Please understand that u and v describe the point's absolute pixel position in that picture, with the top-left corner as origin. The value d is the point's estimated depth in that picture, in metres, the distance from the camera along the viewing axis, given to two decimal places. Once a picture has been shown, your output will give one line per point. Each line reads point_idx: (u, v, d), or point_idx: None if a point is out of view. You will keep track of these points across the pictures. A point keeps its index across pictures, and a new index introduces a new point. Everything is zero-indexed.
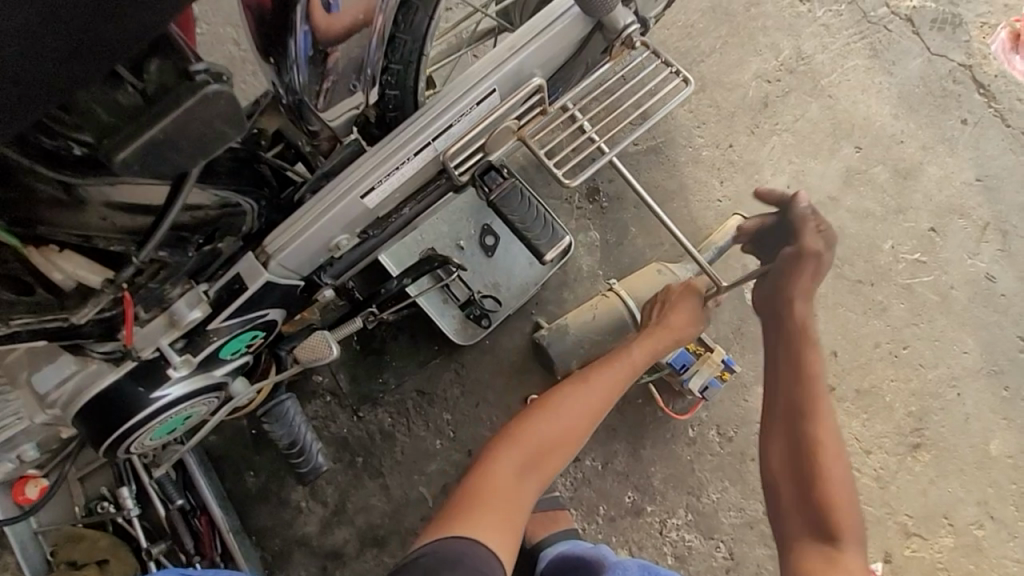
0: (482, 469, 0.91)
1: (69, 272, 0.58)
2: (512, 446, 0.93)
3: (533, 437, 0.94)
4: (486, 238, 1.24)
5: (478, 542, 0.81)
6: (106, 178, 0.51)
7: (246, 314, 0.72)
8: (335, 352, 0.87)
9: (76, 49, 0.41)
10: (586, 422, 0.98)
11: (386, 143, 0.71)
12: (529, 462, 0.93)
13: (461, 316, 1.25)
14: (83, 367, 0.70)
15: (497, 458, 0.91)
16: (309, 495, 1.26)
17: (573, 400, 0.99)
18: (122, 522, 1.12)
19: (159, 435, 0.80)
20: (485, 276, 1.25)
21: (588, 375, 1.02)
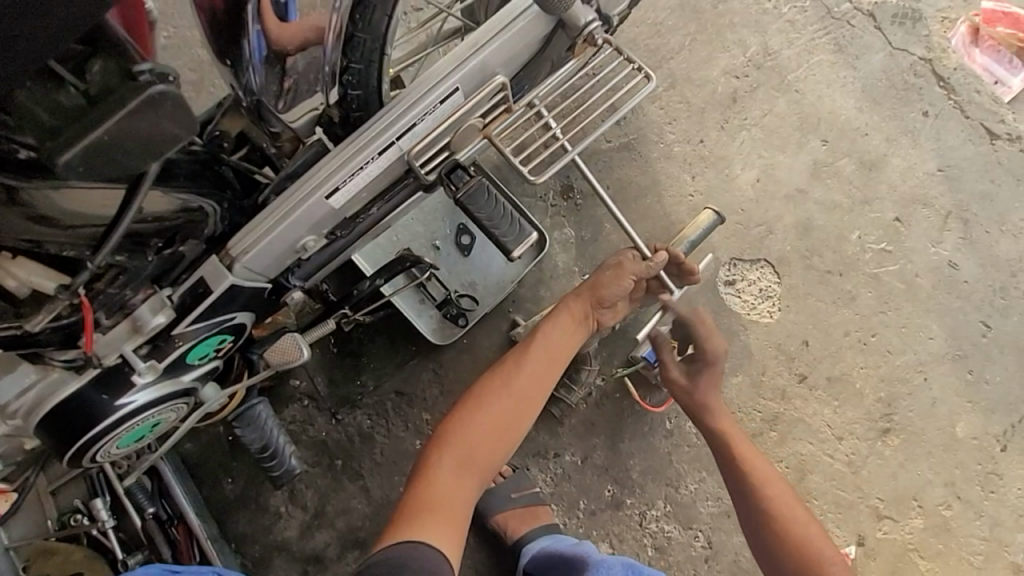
0: (423, 479, 0.92)
1: (23, 279, 0.58)
2: (450, 446, 0.94)
3: (469, 439, 0.94)
4: (461, 237, 1.24)
5: (433, 549, 0.84)
6: (51, 181, 0.48)
7: (212, 318, 0.72)
8: (307, 355, 0.86)
9: (5, 44, 0.38)
10: (521, 410, 0.98)
11: (349, 143, 0.71)
12: (466, 464, 0.94)
13: (438, 316, 1.25)
14: (44, 376, 0.69)
15: (436, 465, 0.92)
16: (289, 500, 1.25)
17: (500, 394, 0.98)
18: (96, 535, 1.11)
19: (126, 444, 0.79)
20: (460, 276, 1.25)
21: (512, 362, 1.01)
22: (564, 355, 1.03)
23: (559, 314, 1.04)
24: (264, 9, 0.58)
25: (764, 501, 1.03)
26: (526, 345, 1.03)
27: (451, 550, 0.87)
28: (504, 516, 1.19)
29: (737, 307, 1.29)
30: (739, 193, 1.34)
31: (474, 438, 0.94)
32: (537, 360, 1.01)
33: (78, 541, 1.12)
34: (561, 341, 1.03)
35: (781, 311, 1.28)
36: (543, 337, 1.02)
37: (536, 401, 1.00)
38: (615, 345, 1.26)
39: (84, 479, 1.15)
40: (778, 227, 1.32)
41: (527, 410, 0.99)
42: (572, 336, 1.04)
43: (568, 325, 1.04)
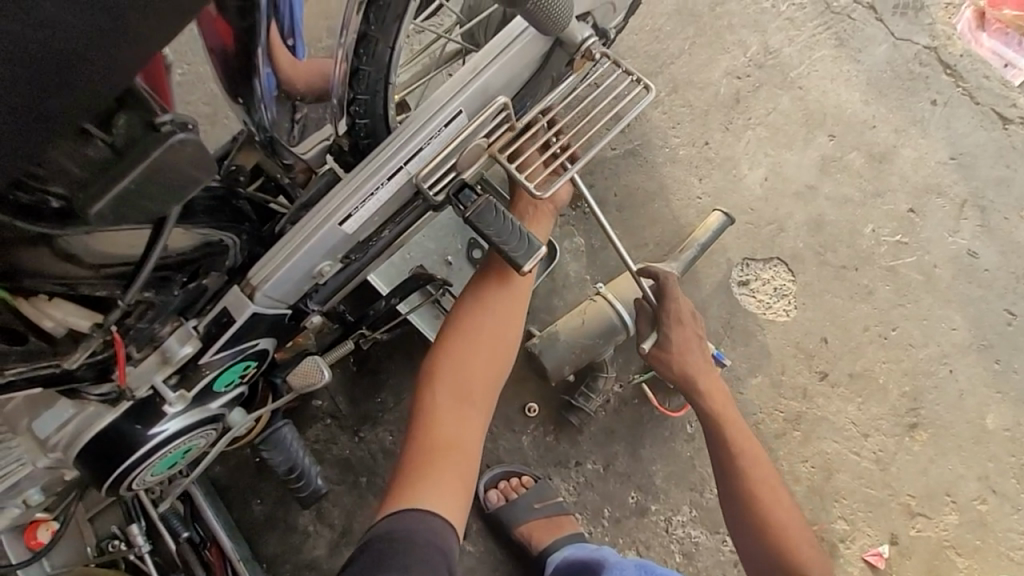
0: (425, 423, 0.93)
1: (60, 320, 0.60)
2: (443, 385, 0.95)
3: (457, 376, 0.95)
4: (474, 252, 1.26)
5: (436, 513, 0.86)
6: (84, 229, 0.51)
7: (237, 346, 0.75)
8: (326, 377, 0.88)
9: (44, 109, 0.41)
10: (502, 334, 0.98)
11: (360, 170, 0.73)
12: (462, 399, 0.95)
13: None
14: (81, 410, 0.72)
15: (432, 406, 0.94)
16: (317, 519, 1.27)
17: (480, 324, 0.98)
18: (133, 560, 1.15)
19: (160, 471, 0.81)
20: None
21: (479, 290, 0.99)
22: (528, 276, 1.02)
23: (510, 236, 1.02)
24: (279, 51, 0.59)
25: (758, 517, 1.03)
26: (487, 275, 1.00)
27: (459, 497, 0.90)
28: (529, 528, 1.20)
29: (751, 307, 1.28)
30: (748, 193, 1.34)
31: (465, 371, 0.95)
32: (502, 280, 0.99)
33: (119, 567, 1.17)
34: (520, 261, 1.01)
35: (797, 309, 1.27)
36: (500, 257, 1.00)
37: (512, 322, 0.99)
38: (630, 351, 1.27)
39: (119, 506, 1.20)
40: (790, 225, 1.31)
41: (508, 332, 0.99)
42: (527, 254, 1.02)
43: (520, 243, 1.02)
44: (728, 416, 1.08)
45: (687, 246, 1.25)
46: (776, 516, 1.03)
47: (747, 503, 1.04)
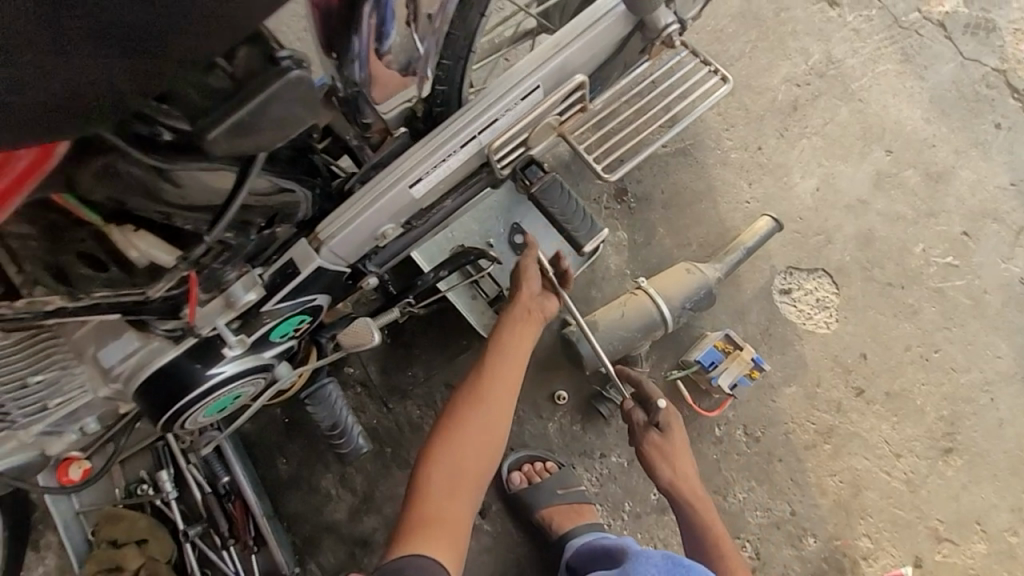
0: (420, 494, 0.95)
1: (144, 251, 0.60)
2: (439, 459, 0.96)
3: (453, 454, 0.96)
4: (515, 237, 1.27)
5: (435, 565, 0.88)
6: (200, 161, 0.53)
7: (297, 298, 0.77)
8: (377, 339, 0.90)
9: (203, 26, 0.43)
10: (499, 414, 1.00)
11: (434, 136, 0.74)
12: (456, 474, 0.96)
13: (490, 313, 1.28)
14: (144, 344, 0.73)
15: (426, 479, 0.95)
16: (339, 483, 1.31)
17: (476, 406, 0.99)
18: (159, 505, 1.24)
19: (211, 414, 0.83)
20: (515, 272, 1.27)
21: (479, 371, 1.02)
22: (525, 357, 1.05)
23: (512, 319, 1.05)
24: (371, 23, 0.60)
25: None
26: (486, 359, 1.04)
27: (449, 559, 0.91)
28: (550, 512, 1.20)
29: (792, 316, 1.27)
30: (798, 202, 1.32)
31: (461, 447, 0.97)
32: (499, 365, 1.02)
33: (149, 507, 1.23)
34: (517, 346, 1.04)
35: (838, 323, 1.26)
36: (500, 341, 1.04)
37: (508, 403, 1.01)
38: (665, 347, 1.26)
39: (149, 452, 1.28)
40: (838, 237, 1.30)
41: (505, 413, 1.00)
42: (524, 341, 1.05)
43: (521, 329, 1.05)
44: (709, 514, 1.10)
45: (732, 249, 1.24)
46: None
47: None
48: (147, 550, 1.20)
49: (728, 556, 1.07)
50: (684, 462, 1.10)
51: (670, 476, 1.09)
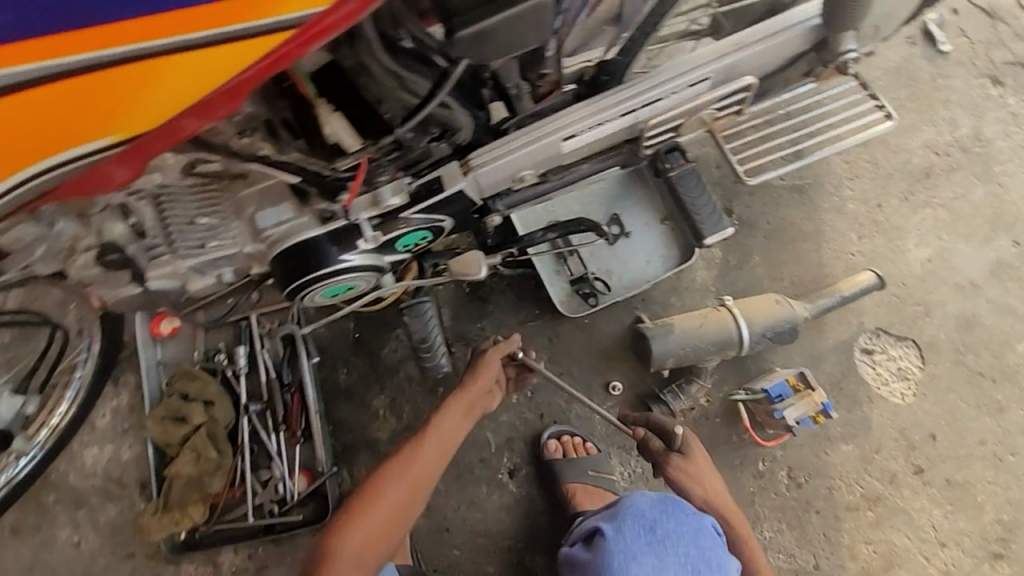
0: (321, 561, 0.95)
1: (337, 130, 0.68)
2: (348, 530, 0.96)
3: (364, 509, 0.98)
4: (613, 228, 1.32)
5: None
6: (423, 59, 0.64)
7: (431, 214, 0.84)
8: (481, 275, 0.95)
9: None
10: (415, 496, 1.01)
11: (599, 99, 0.79)
12: (368, 547, 0.97)
13: (569, 289, 1.34)
14: (296, 217, 0.81)
15: (332, 549, 0.95)
16: (388, 406, 1.40)
17: (396, 484, 1.01)
18: (229, 375, 1.40)
19: (325, 297, 0.91)
20: (602, 260, 1.35)
21: (410, 443, 1.05)
22: (451, 447, 1.07)
23: (449, 407, 1.09)
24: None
25: None
26: (416, 438, 1.06)
27: None
28: (575, 487, 1.26)
29: (868, 376, 1.25)
30: (905, 268, 1.30)
31: (372, 524, 0.97)
32: (426, 450, 1.05)
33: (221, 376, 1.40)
34: (446, 439, 1.07)
35: (916, 397, 1.23)
36: (433, 431, 1.06)
37: (428, 490, 1.03)
38: (731, 370, 1.27)
39: (232, 328, 1.45)
40: (937, 312, 1.27)
41: (421, 497, 1.02)
42: (455, 437, 1.07)
43: (453, 417, 1.09)
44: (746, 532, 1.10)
45: (826, 293, 1.23)
46: None
47: None
48: (211, 410, 1.35)
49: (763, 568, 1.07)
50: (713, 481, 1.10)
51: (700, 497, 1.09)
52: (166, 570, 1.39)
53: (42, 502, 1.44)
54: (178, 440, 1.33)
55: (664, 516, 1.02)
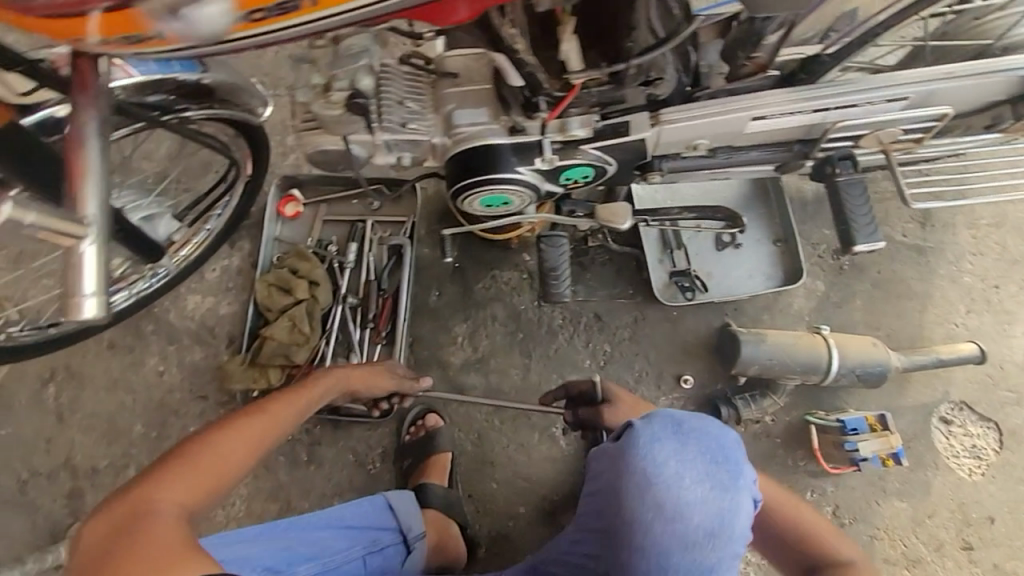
0: (137, 513, 0.74)
1: (566, 49, 0.74)
2: (201, 453, 0.86)
3: (195, 469, 0.84)
4: (723, 236, 1.43)
5: None
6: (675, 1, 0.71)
7: (604, 153, 0.90)
8: (623, 226, 1.02)
9: None
10: (273, 422, 0.97)
11: (801, 90, 0.85)
12: (209, 476, 0.84)
13: (668, 279, 1.43)
14: (488, 122, 0.89)
15: (161, 486, 0.79)
16: (468, 336, 1.47)
17: (253, 411, 0.97)
18: (335, 265, 1.51)
19: (482, 206, 1.00)
20: (704, 261, 1.44)
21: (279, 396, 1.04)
22: (320, 401, 1.13)
23: (332, 372, 1.19)
24: None
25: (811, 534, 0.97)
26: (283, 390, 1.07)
27: None
28: None
29: (941, 444, 1.25)
30: (1007, 353, 1.30)
31: (218, 438, 0.90)
32: (297, 396, 1.06)
33: (326, 264, 1.50)
34: (322, 389, 1.14)
35: (984, 478, 1.23)
36: (316, 381, 1.13)
37: (290, 422, 1.01)
38: (805, 397, 1.30)
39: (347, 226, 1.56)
40: None
41: (281, 423, 0.99)
42: (327, 389, 1.16)
43: (337, 381, 1.19)
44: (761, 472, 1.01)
45: (924, 351, 1.25)
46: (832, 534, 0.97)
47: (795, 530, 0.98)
48: (313, 289, 1.45)
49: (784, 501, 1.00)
50: None
51: None
52: None
53: (140, 329, 1.58)
54: (277, 308, 1.44)
55: (698, 425, 0.82)
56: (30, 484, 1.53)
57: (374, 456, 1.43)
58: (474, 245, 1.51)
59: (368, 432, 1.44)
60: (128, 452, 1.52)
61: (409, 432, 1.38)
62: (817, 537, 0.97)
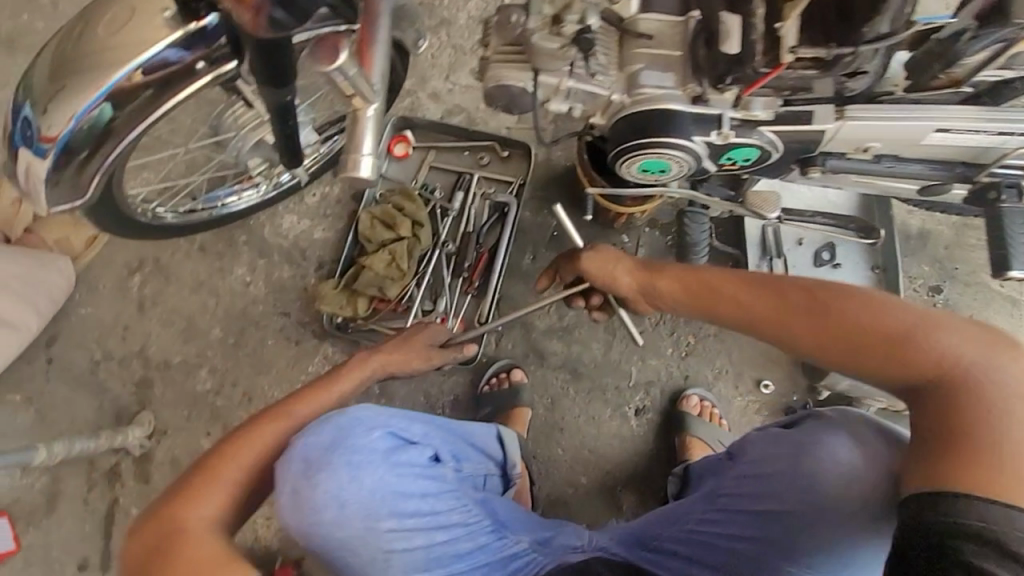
0: (174, 524, 0.85)
1: (788, 27, 0.76)
2: (228, 460, 0.92)
3: (218, 481, 0.91)
4: (823, 252, 1.47)
5: None
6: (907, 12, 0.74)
7: (777, 138, 0.92)
8: (770, 216, 1.06)
9: None
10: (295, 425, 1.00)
11: (990, 110, 0.89)
12: (237, 487, 0.91)
13: None
14: (672, 88, 0.91)
15: (192, 501, 0.87)
16: (555, 303, 1.49)
17: (281, 410, 1.01)
18: (437, 210, 1.53)
19: (639, 172, 1.03)
20: (802, 274, 1.47)
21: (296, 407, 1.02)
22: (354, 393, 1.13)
23: (367, 358, 1.19)
24: None
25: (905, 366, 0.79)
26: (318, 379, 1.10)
27: None
28: (691, 441, 1.36)
29: None
30: None
31: (245, 445, 0.95)
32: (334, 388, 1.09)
33: (430, 208, 1.53)
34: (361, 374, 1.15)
35: None
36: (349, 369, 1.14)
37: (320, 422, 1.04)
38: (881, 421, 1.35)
39: (452, 175, 1.58)
40: None
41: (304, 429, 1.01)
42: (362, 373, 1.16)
43: (377, 362, 1.19)
44: (797, 290, 0.87)
45: None
46: (937, 359, 0.78)
47: (881, 355, 0.80)
48: (415, 230, 1.48)
49: (838, 311, 0.83)
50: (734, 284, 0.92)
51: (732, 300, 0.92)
52: (308, 341, 1.52)
53: (233, 237, 1.60)
54: (377, 241, 1.47)
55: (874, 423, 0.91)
56: (101, 366, 1.55)
57: (445, 402, 1.45)
58: (576, 217, 1.54)
59: (441, 378, 1.46)
60: (203, 353, 1.54)
61: (490, 383, 1.42)
62: (870, 324, 0.81)
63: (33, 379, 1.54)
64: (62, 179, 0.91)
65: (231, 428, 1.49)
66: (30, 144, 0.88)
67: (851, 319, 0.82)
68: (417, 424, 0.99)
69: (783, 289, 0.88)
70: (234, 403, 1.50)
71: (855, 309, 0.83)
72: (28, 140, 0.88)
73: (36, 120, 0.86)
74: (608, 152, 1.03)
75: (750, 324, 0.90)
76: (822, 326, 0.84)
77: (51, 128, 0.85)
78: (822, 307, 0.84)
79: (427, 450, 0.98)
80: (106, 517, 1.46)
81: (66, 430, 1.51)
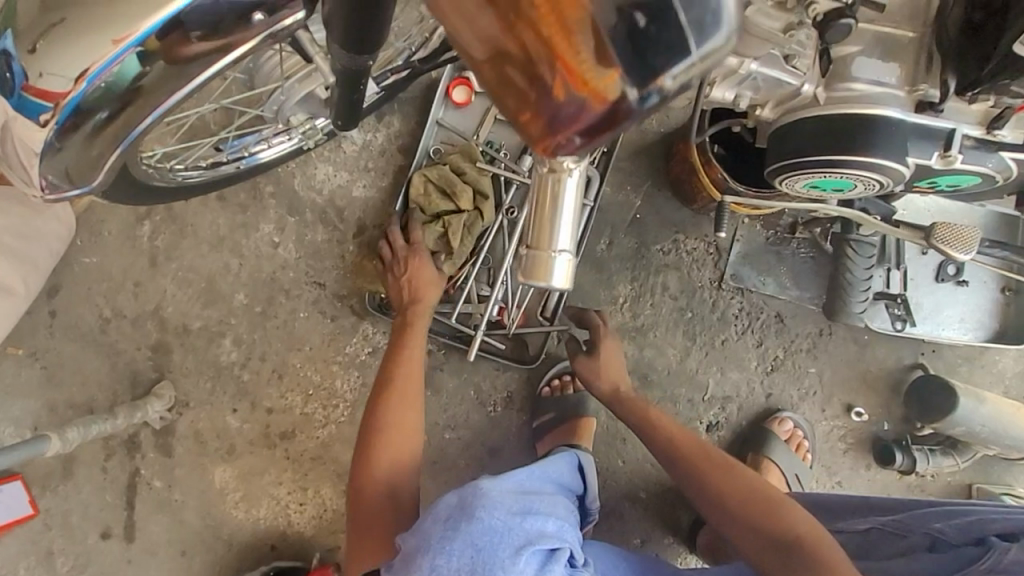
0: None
1: None
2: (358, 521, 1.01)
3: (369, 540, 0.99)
4: (948, 267, 1.23)
5: None
6: None
7: (1013, 163, 0.71)
8: (963, 256, 0.88)
9: None
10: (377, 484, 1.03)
11: None
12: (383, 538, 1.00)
13: (871, 301, 1.23)
14: (894, 87, 0.67)
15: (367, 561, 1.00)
16: (631, 300, 1.29)
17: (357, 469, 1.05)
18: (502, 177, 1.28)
19: (804, 188, 0.79)
20: (918, 290, 1.24)
21: (380, 405, 1.09)
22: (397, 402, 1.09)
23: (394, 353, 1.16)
24: None
25: (792, 532, 0.91)
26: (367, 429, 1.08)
27: None
28: (767, 465, 1.23)
29: None
30: None
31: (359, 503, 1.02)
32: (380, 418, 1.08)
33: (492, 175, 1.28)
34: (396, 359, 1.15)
35: None
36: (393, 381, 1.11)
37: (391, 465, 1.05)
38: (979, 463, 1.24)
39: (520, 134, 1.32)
40: None
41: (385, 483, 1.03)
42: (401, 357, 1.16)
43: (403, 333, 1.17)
44: (712, 453, 1.05)
45: None
46: (818, 548, 0.89)
47: (770, 523, 0.94)
48: (476, 201, 1.25)
49: (743, 482, 1.00)
50: (670, 425, 1.09)
51: (656, 440, 1.08)
52: (346, 318, 1.35)
53: (258, 186, 1.36)
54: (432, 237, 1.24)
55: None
56: (111, 324, 1.37)
57: (498, 399, 1.31)
58: (664, 199, 1.30)
59: (495, 372, 1.31)
60: (226, 321, 1.36)
61: (551, 386, 1.29)
62: (767, 502, 0.96)
63: (35, 333, 1.36)
64: (66, 147, 0.70)
65: (261, 406, 1.35)
66: (10, 92, 0.67)
67: (752, 495, 0.98)
68: (551, 521, 0.85)
69: (705, 449, 1.06)
70: (263, 379, 1.36)
71: (758, 487, 0.99)
72: (6, 85, 0.67)
73: (21, 65, 0.66)
74: (765, 169, 0.78)
75: (672, 459, 1.06)
76: (728, 493, 0.99)
77: (46, 81, 0.65)
78: (729, 477, 1.01)
79: (567, 554, 0.84)
80: (127, 487, 1.36)
81: (75, 393, 1.36)
